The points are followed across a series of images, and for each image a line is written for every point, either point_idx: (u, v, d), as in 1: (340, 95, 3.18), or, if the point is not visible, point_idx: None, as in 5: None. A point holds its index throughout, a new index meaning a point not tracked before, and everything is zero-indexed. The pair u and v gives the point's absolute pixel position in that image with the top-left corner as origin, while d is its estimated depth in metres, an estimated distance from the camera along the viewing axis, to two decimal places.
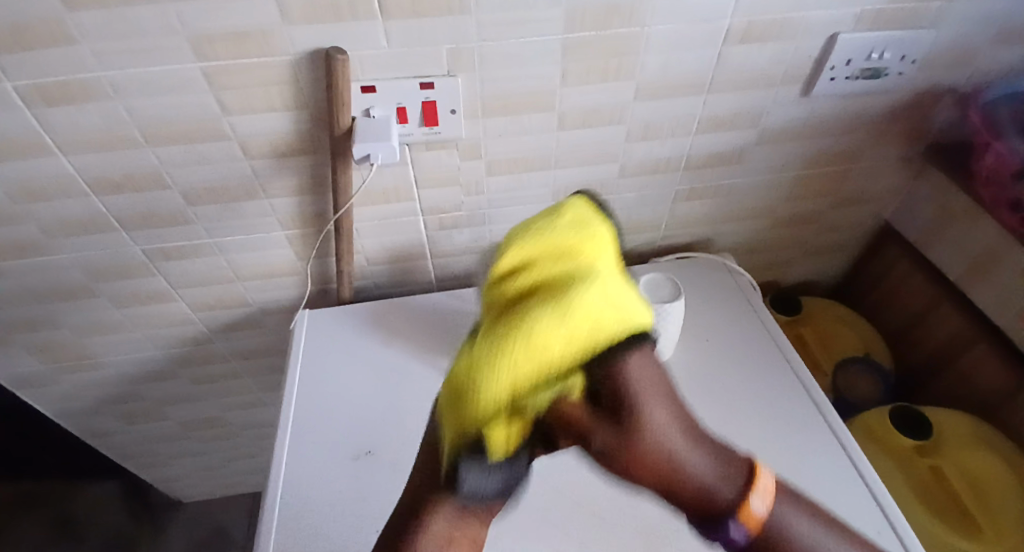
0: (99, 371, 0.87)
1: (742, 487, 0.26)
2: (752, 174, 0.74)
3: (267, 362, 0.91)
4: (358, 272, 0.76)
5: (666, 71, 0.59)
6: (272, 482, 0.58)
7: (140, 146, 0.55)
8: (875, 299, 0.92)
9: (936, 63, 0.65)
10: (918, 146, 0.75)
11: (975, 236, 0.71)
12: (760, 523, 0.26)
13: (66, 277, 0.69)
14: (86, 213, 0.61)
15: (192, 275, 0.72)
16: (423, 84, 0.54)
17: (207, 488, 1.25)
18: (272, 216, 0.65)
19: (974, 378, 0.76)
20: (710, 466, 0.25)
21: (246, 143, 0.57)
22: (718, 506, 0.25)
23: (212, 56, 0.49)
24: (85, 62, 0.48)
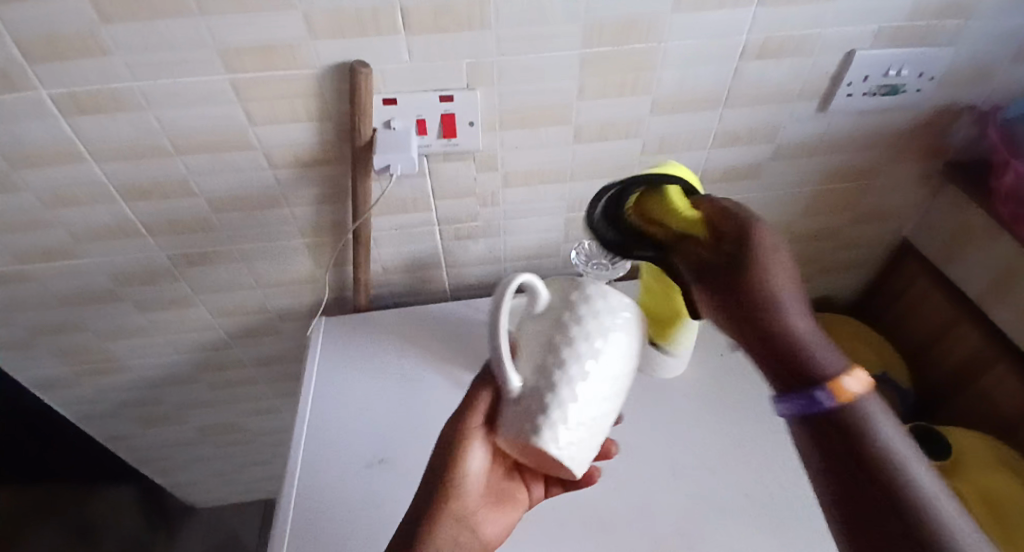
0: (120, 374, 0.88)
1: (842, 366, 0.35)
2: (768, 189, 0.74)
3: (284, 369, 0.92)
4: (375, 281, 0.77)
5: (682, 86, 0.59)
6: (286, 487, 0.59)
7: (168, 155, 0.57)
8: (894, 317, 0.90)
9: (955, 79, 0.65)
10: (936, 162, 0.75)
11: (995, 254, 0.70)
12: (848, 393, 0.34)
13: (92, 281, 0.71)
14: (113, 219, 0.63)
15: (213, 281, 0.73)
16: (443, 96, 0.55)
17: (221, 494, 1.27)
18: (293, 224, 0.67)
19: (995, 399, 0.75)
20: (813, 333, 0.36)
21: (270, 153, 0.58)
22: (811, 363, 0.35)
23: (240, 69, 0.51)
24: (120, 73, 0.50)
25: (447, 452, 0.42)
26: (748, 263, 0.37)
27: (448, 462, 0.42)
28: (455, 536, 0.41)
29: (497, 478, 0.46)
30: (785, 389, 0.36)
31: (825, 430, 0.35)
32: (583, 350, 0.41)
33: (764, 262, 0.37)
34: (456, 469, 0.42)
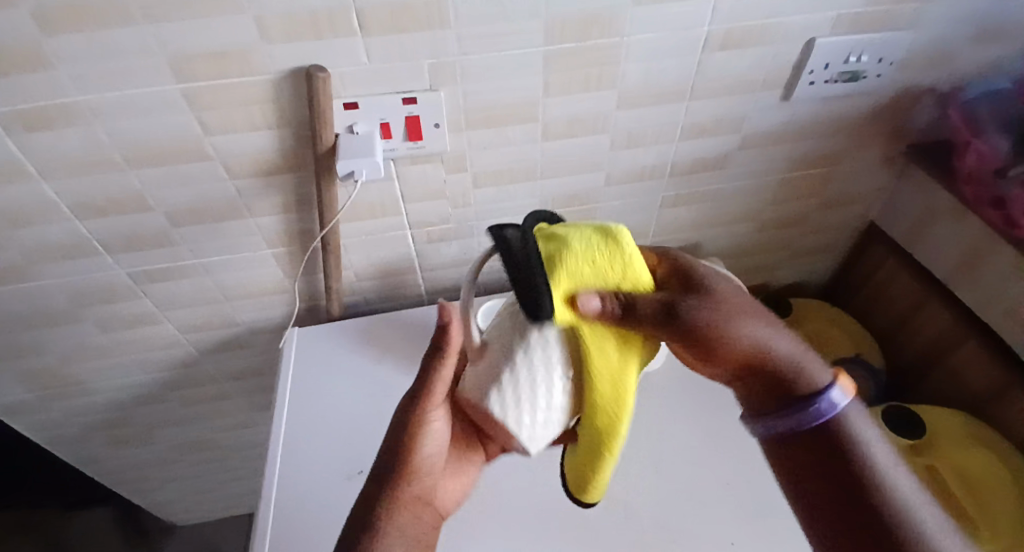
0: (85, 397, 0.85)
1: (828, 375, 0.39)
2: (737, 179, 0.75)
3: (259, 383, 0.90)
4: (347, 288, 0.76)
5: (648, 79, 0.59)
6: (263, 505, 0.57)
7: (121, 168, 0.55)
8: (863, 299, 0.92)
9: (912, 64, 0.66)
10: (899, 146, 0.77)
11: (958, 233, 0.72)
12: (845, 393, 0.39)
13: (49, 303, 0.68)
14: (68, 237, 0.60)
15: (179, 297, 0.71)
16: (405, 99, 0.54)
17: (201, 512, 1.24)
18: (258, 235, 0.65)
19: (964, 375, 0.77)
20: (788, 348, 0.38)
21: (228, 163, 0.57)
22: (803, 378, 0.38)
23: (191, 77, 0.49)
24: (63, 87, 0.47)
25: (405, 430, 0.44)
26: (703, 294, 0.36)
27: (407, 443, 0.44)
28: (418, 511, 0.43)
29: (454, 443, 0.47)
30: (778, 408, 0.39)
31: (817, 448, 0.39)
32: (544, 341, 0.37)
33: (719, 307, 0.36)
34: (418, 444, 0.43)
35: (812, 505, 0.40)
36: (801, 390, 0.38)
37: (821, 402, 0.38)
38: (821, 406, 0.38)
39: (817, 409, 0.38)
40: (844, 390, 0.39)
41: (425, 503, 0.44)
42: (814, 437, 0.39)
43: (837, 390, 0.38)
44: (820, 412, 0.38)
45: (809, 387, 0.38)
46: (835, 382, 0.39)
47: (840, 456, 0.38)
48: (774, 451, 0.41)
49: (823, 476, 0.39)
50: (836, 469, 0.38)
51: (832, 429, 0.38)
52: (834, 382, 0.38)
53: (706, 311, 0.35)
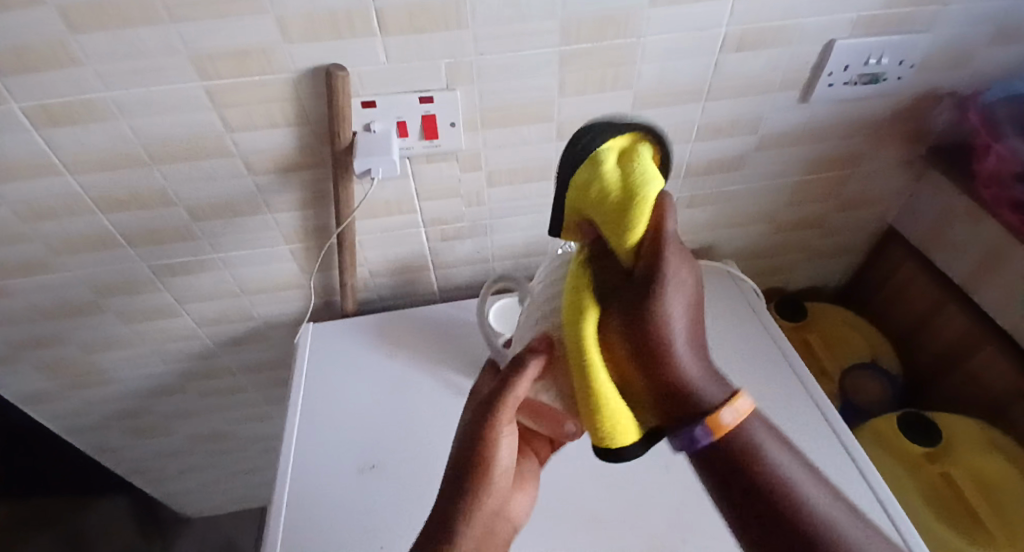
0: (106, 387, 0.87)
1: (723, 399, 0.32)
2: (752, 180, 0.74)
3: (274, 376, 0.91)
4: (362, 284, 0.77)
5: (663, 79, 0.59)
6: (277, 496, 0.58)
7: (144, 164, 0.56)
8: (879, 303, 0.91)
9: (933, 65, 0.65)
10: (919, 148, 0.75)
11: (979, 237, 0.71)
12: (725, 431, 0.31)
13: (73, 294, 0.69)
14: (92, 230, 0.62)
15: (197, 290, 0.72)
16: (422, 98, 0.55)
17: (215, 502, 1.26)
18: (276, 230, 0.66)
19: (983, 381, 0.75)
20: (702, 372, 0.32)
21: (248, 159, 0.58)
22: (698, 402, 0.31)
23: (214, 74, 0.50)
24: (90, 84, 0.49)
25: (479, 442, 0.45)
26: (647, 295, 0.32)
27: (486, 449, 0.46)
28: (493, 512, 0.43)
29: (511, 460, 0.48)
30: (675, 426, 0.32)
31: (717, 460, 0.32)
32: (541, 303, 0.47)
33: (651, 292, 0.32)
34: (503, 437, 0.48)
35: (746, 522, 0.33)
36: (693, 409, 0.31)
37: (698, 429, 0.31)
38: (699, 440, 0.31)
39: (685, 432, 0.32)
40: (735, 413, 0.32)
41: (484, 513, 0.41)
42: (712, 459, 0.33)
43: (712, 433, 0.31)
44: (691, 441, 0.32)
45: (701, 405, 0.31)
46: (731, 402, 0.32)
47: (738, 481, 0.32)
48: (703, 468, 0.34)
49: (729, 488, 0.33)
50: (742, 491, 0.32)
51: (723, 455, 0.32)
52: (725, 404, 0.32)
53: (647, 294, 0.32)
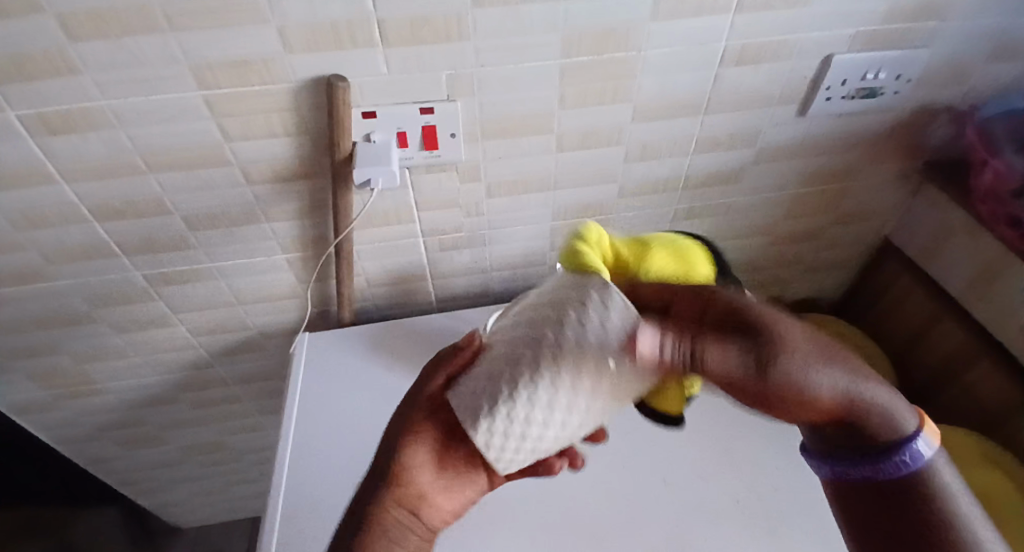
0: (98, 397, 0.86)
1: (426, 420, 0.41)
2: (751, 192, 0.75)
3: (268, 386, 0.90)
4: (359, 295, 0.76)
5: (663, 92, 0.59)
6: (270, 511, 0.57)
7: (142, 173, 0.56)
8: (876, 315, 0.92)
9: (929, 81, 0.66)
10: (915, 162, 0.76)
11: (974, 251, 0.71)
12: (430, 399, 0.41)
13: (67, 303, 0.69)
14: (85, 238, 0.61)
15: (192, 299, 0.72)
16: (423, 108, 0.54)
17: (206, 514, 1.24)
18: (272, 240, 0.66)
19: (979, 393, 0.76)
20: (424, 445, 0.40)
21: (247, 169, 0.57)
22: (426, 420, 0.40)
23: (214, 85, 0.50)
24: (89, 93, 0.48)
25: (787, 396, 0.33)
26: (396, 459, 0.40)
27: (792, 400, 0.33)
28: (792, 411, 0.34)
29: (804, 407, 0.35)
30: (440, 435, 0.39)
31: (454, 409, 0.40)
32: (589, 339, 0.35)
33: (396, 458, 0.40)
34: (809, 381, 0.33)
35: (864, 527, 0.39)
36: (886, 436, 0.36)
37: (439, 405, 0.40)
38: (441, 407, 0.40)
39: (902, 456, 0.36)
40: (931, 438, 0.36)
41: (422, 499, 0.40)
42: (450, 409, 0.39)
43: (924, 439, 0.36)
44: (905, 461, 0.36)
45: (899, 436, 0.36)
46: (922, 426, 0.36)
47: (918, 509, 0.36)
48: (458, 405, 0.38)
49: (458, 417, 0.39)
50: (892, 509, 0.37)
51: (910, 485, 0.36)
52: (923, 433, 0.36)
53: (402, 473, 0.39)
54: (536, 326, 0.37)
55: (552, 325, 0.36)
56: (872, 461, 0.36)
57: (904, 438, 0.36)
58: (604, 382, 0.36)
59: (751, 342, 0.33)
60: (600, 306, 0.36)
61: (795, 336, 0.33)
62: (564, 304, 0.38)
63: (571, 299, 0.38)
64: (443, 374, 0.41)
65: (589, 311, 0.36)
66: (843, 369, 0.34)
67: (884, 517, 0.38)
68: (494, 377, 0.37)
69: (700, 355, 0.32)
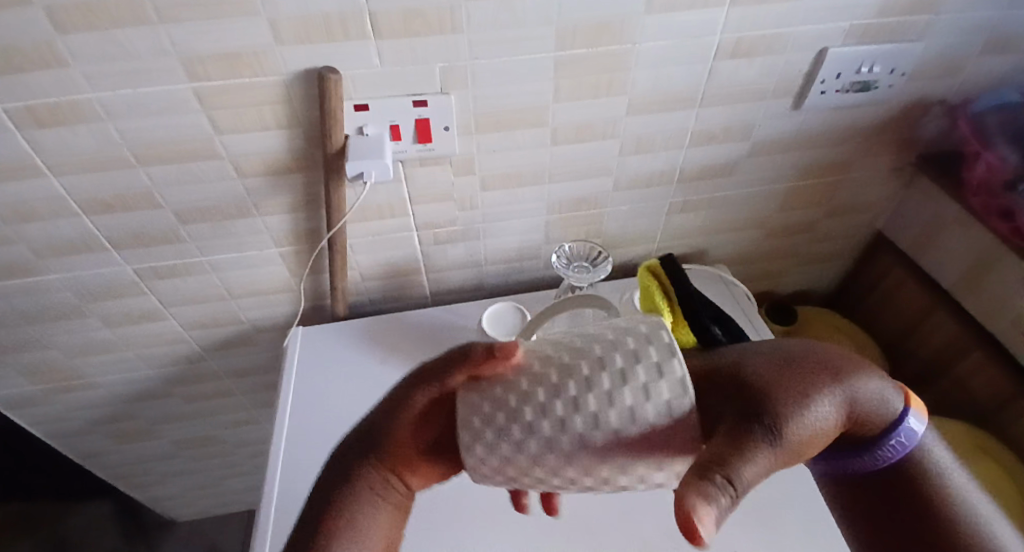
0: (90, 392, 0.85)
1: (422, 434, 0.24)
2: (745, 185, 0.75)
3: (262, 380, 0.90)
4: (353, 288, 0.76)
5: (657, 86, 0.59)
6: (265, 505, 0.57)
7: (132, 166, 0.55)
8: (869, 308, 0.92)
9: (923, 75, 0.66)
10: (909, 156, 0.76)
11: (967, 245, 0.72)
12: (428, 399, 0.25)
13: (57, 297, 0.68)
14: (75, 232, 0.60)
15: (184, 293, 0.71)
16: (416, 101, 0.54)
17: (200, 507, 1.24)
18: (264, 233, 0.65)
19: (970, 385, 0.76)
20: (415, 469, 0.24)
21: (238, 162, 0.57)
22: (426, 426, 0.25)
23: (204, 77, 0.49)
24: (77, 85, 0.48)
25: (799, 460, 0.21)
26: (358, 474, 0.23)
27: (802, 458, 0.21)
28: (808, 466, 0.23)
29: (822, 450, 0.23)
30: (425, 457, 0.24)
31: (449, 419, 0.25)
32: (625, 411, 0.21)
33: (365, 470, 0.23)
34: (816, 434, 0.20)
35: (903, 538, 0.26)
36: (869, 430, 0.22)
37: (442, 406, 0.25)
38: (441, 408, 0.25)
39: (886, 446, 0.23)
40: (921, 412, 0.24)
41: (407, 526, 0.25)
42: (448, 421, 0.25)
43: (912, 415, 0.23)
44: (890, 456, 0.23)
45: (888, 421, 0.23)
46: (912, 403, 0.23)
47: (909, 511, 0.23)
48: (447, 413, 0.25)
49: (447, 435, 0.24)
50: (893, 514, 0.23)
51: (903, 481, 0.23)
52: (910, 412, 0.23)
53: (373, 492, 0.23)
54: (577, 359, 0.23)
55: (610, 370, 0.22)
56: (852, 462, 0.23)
57: (890, 425, 0.22)
58: (610, 475, 0.23)
59: (737, 413, 0.20)
60: (673, 385, 0.21)
61: (787, 394, 0.20)
62: (599, 341, 0.24)
63: (633, 333, 0.24)
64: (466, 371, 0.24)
65: (673, 368, 0.22)
66: (826, 404, 0.20)
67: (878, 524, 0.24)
68: (494, 427, 0.23)
69: (735, 476, 0.18)
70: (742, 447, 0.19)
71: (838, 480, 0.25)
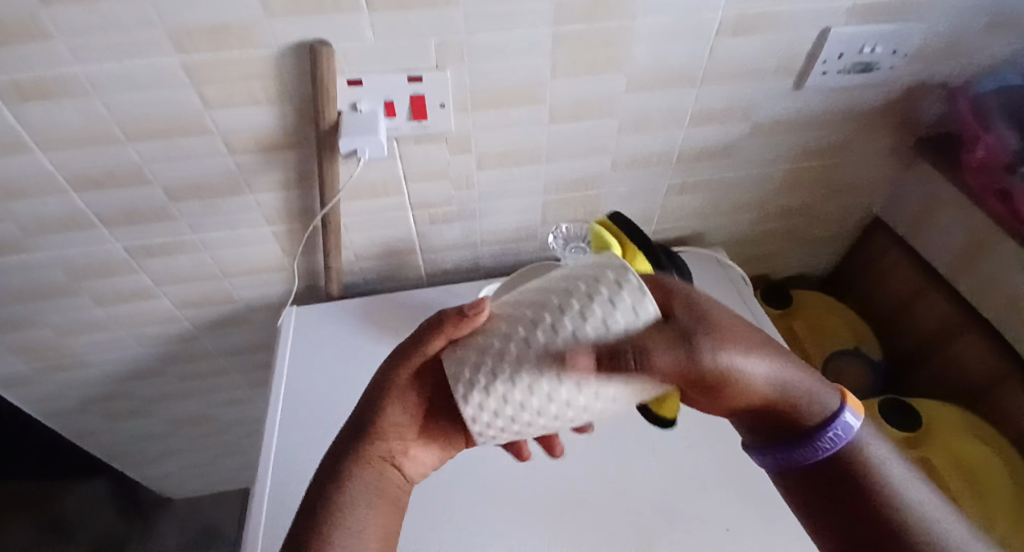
0: (82, 370, 0.85)
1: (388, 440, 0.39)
2: (744, 166, 0.74)
3: (256, 360, 0.90)
4: (347, 268, 0.75)
5: (657, 63, 0.58)
6: (261, 482, 0.57)
7: (119, 142, 0.54)
8: (862, 290, 0.93)
9: (925, 56, 0.65)
10: (908, 138, 0.76)
11: (963, 228, 0.71)
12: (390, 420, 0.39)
13: (46, 275, 0.67)
14: (64, 209, 0.59)
15: (176, 272, 0.70)
16: (411, 76, 0.53)
17: (197, 484, 1.24)
18: (257, 212, 0.64)
19: (962, 366, 0.77)
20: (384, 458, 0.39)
21: (229, 138, 0.55)
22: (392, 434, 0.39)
23: (192, 49, 0.47)
24: (62, 58, 0.46)
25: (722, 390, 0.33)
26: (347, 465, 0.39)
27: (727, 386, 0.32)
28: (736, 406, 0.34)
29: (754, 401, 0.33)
30: (393, 450, 0.39)
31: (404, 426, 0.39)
32: (598, 327, 0.29)
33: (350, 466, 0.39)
34: (739, 364, 0.32)
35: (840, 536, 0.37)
36: (812, 418, 0.34)
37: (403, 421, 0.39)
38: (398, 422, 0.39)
39: (826, 438, 0.34)
40: (855, 411, 0.35)
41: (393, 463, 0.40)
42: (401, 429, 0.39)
43: (849, 412, 0.35)
44: (833, 442, 0.34)
45: (822, 415, 0.34)
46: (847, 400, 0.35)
47: (847, 482, 0.35)
48: (402, 416, 0.39)
49: (407, 431, 0.40)
50: (833, 500, 0.36)
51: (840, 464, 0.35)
52: (847, 408, 0.35)
53: (357, 476, 0.38)
54: (548, 296, 0.31)
55: (577, 295, 0.30)
56: (805, 446, 0.35)
57: (829, 418, 0.34)
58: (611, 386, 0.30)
59: (675, 332, 0.30)
60: (635, 291, 0.30)
61: (724, 336, 0.31)
62: (572, 280, 0.31)
63: (602, 270, 0.31)
64: (445, 337, 0.35)
65: (630, 280, 0.30)
66: (760, 352, 0.32)
67: (831, 513, 0.36)
68: (500, 352, 0.31)
69: (645, 352, 0.29)
70: (665, 341, 0.30)
71: (787, 464, 0.36)
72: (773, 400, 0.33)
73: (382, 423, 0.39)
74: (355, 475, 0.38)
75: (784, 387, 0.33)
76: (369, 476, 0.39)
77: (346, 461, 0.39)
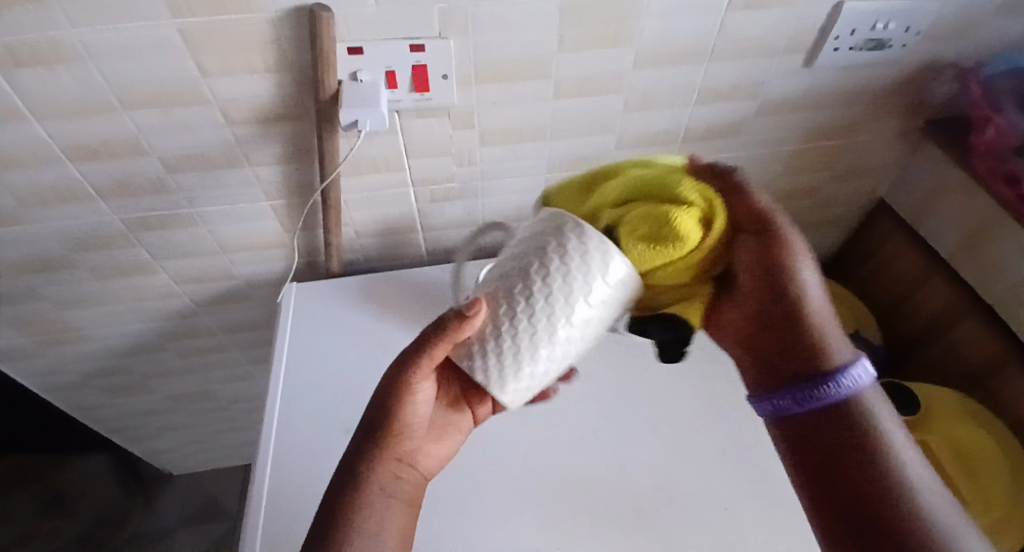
0: (82, 345, 0.85)
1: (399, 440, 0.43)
2: (751, 146, 0.73)
3: (256, 337, 0.90)
4: (348, 246, 0.75)
5: (666, 37, 0.56)
6: (260, 457, 0.57)
7: (115, 111, 0.53)
8: (864, 274, 0.92)
9: (940, 35, 0.63)
10: (917, 120, 0.74)
11: (969, 212, 0.71)
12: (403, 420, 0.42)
13: (44, 248, 0.66)
14: (60, 180, 0.58)
15: (175, 247, 0.70)
16: (413, 46, 0.51)
17: (198, 461, 1.25)
18: (255, 186, 0.63)
19: (962, 351, 0.77)
20: (397, 459, 0.43)
21: (226, 108, 0.54)
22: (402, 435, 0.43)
23: (187, 14, 0.46)
24: (55, 21, 0.45)
25: (771, 284, 0.42)
26: (362, 467, 0.42)
27: (777, 275, 0.42)
28: (773, 312, 0.43)
29: (788, 310, 0.42)
30: (402, 449, 0.43)
31: (412, 426, 0.43)
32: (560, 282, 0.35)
33: (365, 467, 0.42)
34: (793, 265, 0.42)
35: (829, 491, 0.41)
36: (825, 358, 0.41)
37: (412, 421, 0.43)
38: (408, 422, 0.42)
39: (843, 377, 0.40)
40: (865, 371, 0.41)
41: (407, 464, 0.44)
42: (409, 430, 0.43)
43: (863, 367, 0.41)
44: (844, 387, 0.40)
45: (832, 362, 0.41)
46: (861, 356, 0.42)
47: (848, 433, 0.40)
48: (411, 417, 0.42)
49: (413, 431, 0.43)
50: (831, 448, 0.41)
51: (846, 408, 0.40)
52: (859, 365, 0.41)
53: (372, 478, 0.42)
54: (520, 262, 0.37)
55: (539, 259, 0.36)
56: (813, 388, 0.40)
57: (841, 365, 0.41)
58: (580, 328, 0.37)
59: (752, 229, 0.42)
60: (595, 244, 0.35)
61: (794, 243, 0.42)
62: (536, 242, 0.37)
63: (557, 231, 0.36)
64: (448, 342, 0.38)
65: (588, 233, 0.35)
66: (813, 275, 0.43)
67: (829, 461, 0.41)
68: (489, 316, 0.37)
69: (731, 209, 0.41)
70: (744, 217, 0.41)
71: (789, 409, 0.42)
72: (806, 319, 0.42)
73: (395, 424, 0.42)
74: (370, 477, 0.42)
75: (814, 308, 0.42)
76: (381, 477, 0.42)
77: (359, 464, 0.42)
